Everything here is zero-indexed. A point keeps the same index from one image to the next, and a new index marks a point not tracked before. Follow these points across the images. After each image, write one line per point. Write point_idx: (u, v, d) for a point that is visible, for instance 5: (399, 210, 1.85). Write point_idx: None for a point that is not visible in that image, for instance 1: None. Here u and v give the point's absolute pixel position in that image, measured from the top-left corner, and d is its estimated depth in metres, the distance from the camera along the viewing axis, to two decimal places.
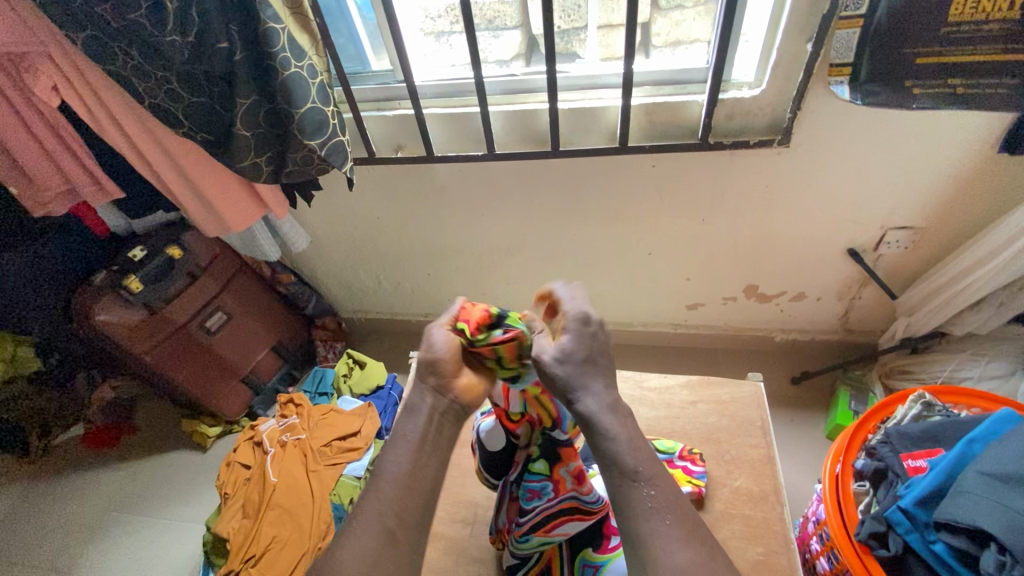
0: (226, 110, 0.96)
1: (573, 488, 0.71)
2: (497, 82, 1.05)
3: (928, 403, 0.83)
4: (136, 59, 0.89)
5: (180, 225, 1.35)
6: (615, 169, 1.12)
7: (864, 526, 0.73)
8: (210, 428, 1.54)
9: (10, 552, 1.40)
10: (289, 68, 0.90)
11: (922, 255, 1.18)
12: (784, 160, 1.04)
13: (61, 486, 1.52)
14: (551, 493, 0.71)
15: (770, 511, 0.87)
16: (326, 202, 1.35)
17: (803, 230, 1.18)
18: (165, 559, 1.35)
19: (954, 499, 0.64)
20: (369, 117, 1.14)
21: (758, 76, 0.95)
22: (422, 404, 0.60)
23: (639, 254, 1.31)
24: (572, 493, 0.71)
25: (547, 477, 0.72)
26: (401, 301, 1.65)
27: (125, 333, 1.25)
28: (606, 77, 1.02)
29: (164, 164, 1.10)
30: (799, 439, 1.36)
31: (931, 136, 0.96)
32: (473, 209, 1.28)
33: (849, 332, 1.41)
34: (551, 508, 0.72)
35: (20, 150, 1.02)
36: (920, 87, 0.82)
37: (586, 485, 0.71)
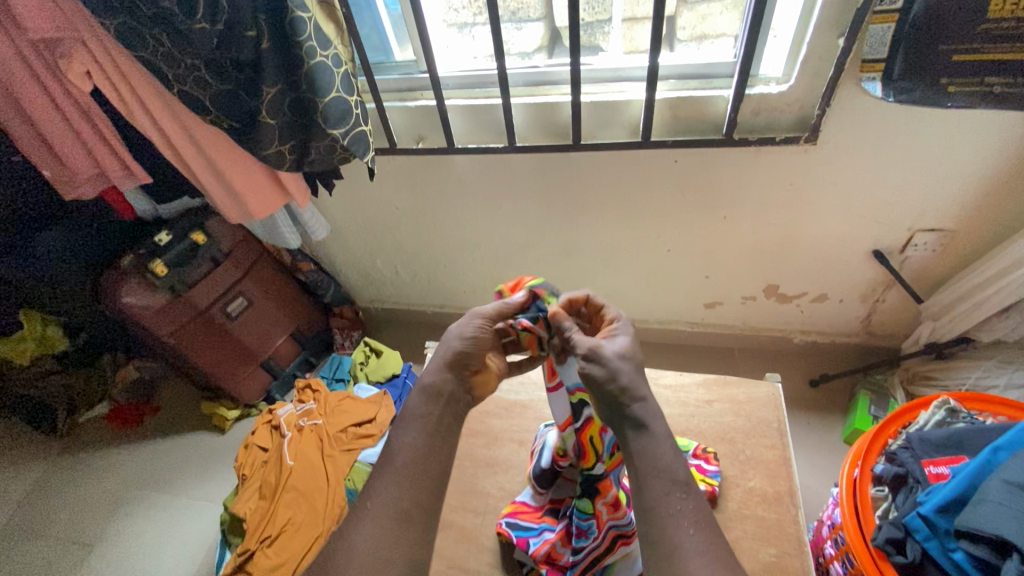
0: (252, 98, 0.97)
1: (610, 516, 0.76)
2: (520, 74, 1.05)
3: (953, 410, 0.81)
4: (165, 46, 0.90)
5: (204, 211, 1.38)
6: (636, 164, 1.12)
7: (881, 532, 0.72)
8: (229, 411, 1.58)
9: (36, 522, 1.45)
10: (314, 57, 0.92)
11: (950, 259, 1.16)
12: (810, 158, 1.02)
13: (86, 462, 1.57)
14: (595, 531, 0.76)
15: (784, 512, 0.87)
16: (347, 192, 1.37)
17: (827, 230, 1.15)
18: (183, 536, 1.39)
19: (976, 507, 0.63)
20: (392, 108, 1.14)
21: (787, 71, 0.93)
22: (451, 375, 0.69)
23: (658, 250, 1.30)
24: (610, 522, 0.76)
25: (592, 517, 0.76)
26: (418, 291, 1.66)
27: (150, 316, 1.28)
28: (629, 70, 1.01)
29: (191, 151, 1.12)
30: (815, 442, 1.34)
31: (965, 137, 0.93)
32: (492, 202, 1.29)
33: (871, 335, 1.38)
34: (595, 545, 0.77)
35: (54, 134, 1.05)
36: (955, 86, 0.79)
37: (622, 511, 0.76)
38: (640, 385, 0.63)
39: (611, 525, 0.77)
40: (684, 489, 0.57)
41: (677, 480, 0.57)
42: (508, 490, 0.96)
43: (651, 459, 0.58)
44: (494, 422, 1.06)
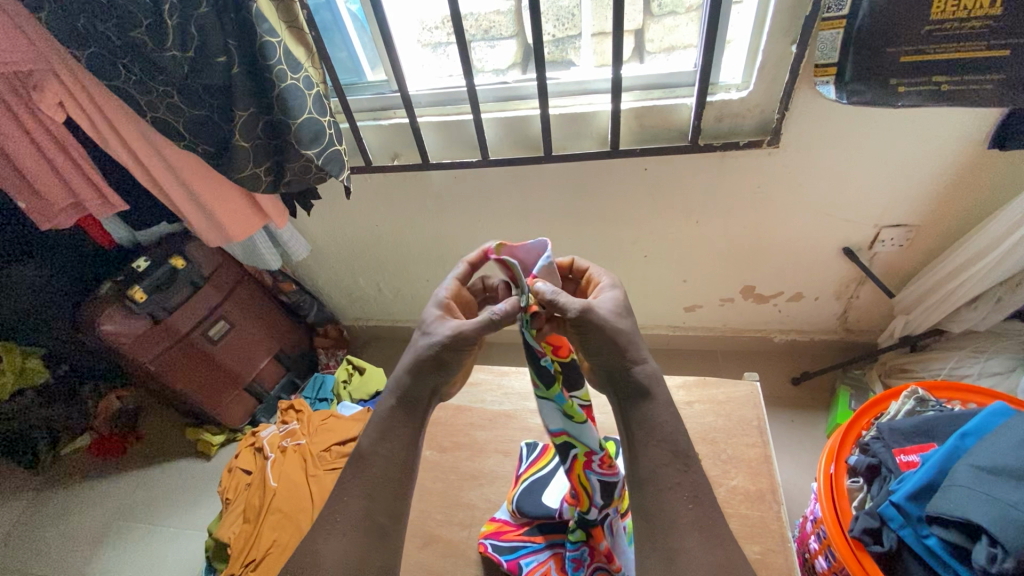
0: (225, 121, 0.99)
1: (604, 561, 0.78)
2: (490, 89, 1.08)
3: (922, 399, 0.83)
4: (137, 74, 0.92)
5: (183, 237, 1.38)
6: (609, 173, 1.14)
7: (858, 522, 0.72)
8: (214, 436, 1.56)
9: (16, 560, 1.41)
10: (285, 80, 0.93)
11: (917, 253, 1.19)
12: (774, 160, 1.05)
13: (69, 496, 1.53)
14: (587, 559, 0.79)
15: (767, 509, 0.87)
16: (326, 212, 1.38)
17: (797, 230, 1.18)
18: (168, 566, 1.36)
19: (945, 493, 0.64)
20: (366, 128, 1.16)
21: (747, 78, 0.96)
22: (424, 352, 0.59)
23: (635, 256, 1.32)
24: (600, 564, 0.79)
25: (586, 544, 0.80)
26: (402, 308, 1.66)
27: (130, 343, 1.26)
28: (595, 83, 1.04)
29: (168, 177, 1.13)
30: (799, 439, 1.35)
31: (921, 134, 0.96)
32: (470, 215, 1.30)
33: (849, 331, 1.41)
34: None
35: (30, 166, 1.06)
36: (904, 85, 0.83)
37: (616, 562, 0.77)
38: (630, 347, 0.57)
39: (602, 566, 0.79)
40: (680, 462, 0.53)
41: (671, 452, 0.53)
42: (493, 501, 0.96)
43: (649, 431, 0.54)
44: (478, 433, 1.07)
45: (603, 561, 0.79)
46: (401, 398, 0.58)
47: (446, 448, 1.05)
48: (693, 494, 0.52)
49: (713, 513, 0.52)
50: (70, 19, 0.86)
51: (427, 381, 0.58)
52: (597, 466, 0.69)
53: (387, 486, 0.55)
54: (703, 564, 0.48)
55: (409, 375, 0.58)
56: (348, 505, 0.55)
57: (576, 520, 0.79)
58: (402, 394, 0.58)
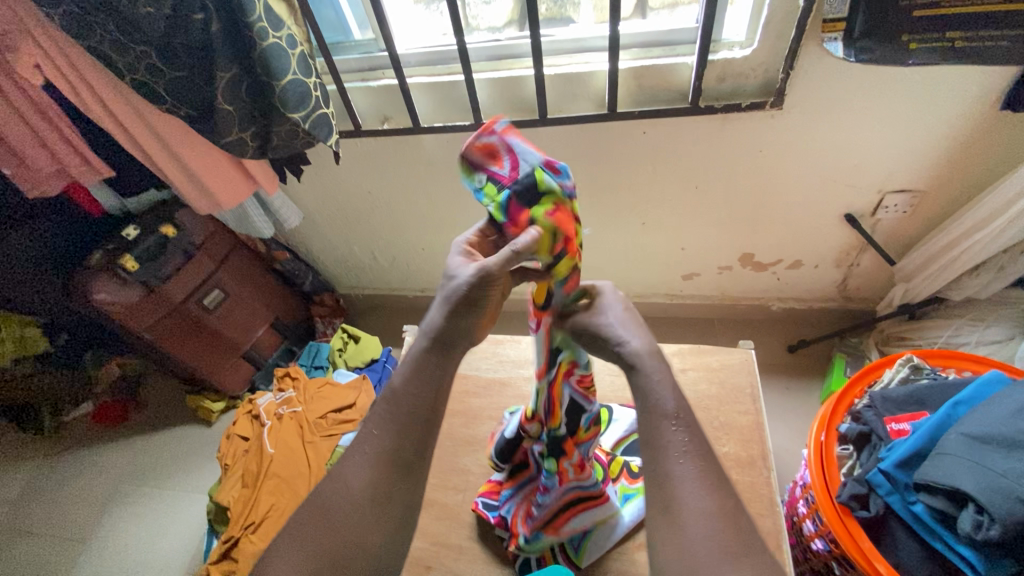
0: (207, 84, 0.96)
1: (574, 477, 0.76)
2: (482, 48, 1.03)
3: (916, 367, 0.82)
4: (112, 33, 0.88)
5: (173, 204, 1.36)
6: (606, 138, 1.11)
7: (846, 488, 0.72)
8: (214, 403, 1.58)
9: (25, 523, 1.45)
10: (267, 39, 0.89)
11: (920, 220, 1.16)
12: (777, 123, 1.01)
13: (75, 461, 1.57)
14: (556, 484, 0.77)
15: (757, 475, 0.89)
16: (317, 178, 1.35)
17: (797, 196, 1.15)
18: (177, 528, 1.40)
19: (935, 461, 0.64)
20: (354, 89, 1.11)
21: (751, 34, 0.91)
22: (459, 274, 0.54)
23: (632, 223, 1.30)
24: (573, 482, 0.76)
25: (557, 473, 0.76)
26: (398, 275, 1.65)
27: (125, 311, 1.26)
28: (593, 40, 0.99)
29: (153, 142, 1.10)
30: (792, 406, 1.36)
31: (932, 95, 0.92)
32: (464, 181, 1.27)
33: (848, 298, 1.40)
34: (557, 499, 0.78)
35: (9, 132, 1.03)
36: (916, 42, 0.78)
37: (586, 472, 0.76)
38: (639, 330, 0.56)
39: (574, 484, 0.77)
40: (679, 420, 0.49)
41: (672, 413, 0.50)
42: (487, 466, 0.97)
43: (646, 395, 0.51)
44: (473, 401, 1.07)
45: (574, 477, 0.76)
46: (435, 340, 0.54)
47: (440, 415, 1.06)
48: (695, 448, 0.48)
49: (714, 471, 0.48)
50: None
51: (462, 324, 0.54)
52: (575, 380, 0.68)
53: (377, 458, 0.55)
54: (704, 515, 0.45)
55: (442, 316, 0.54)
56: (338, 479, 0.55)
57: (546, 446, 0.75)
58: (437, 337, 0.54)
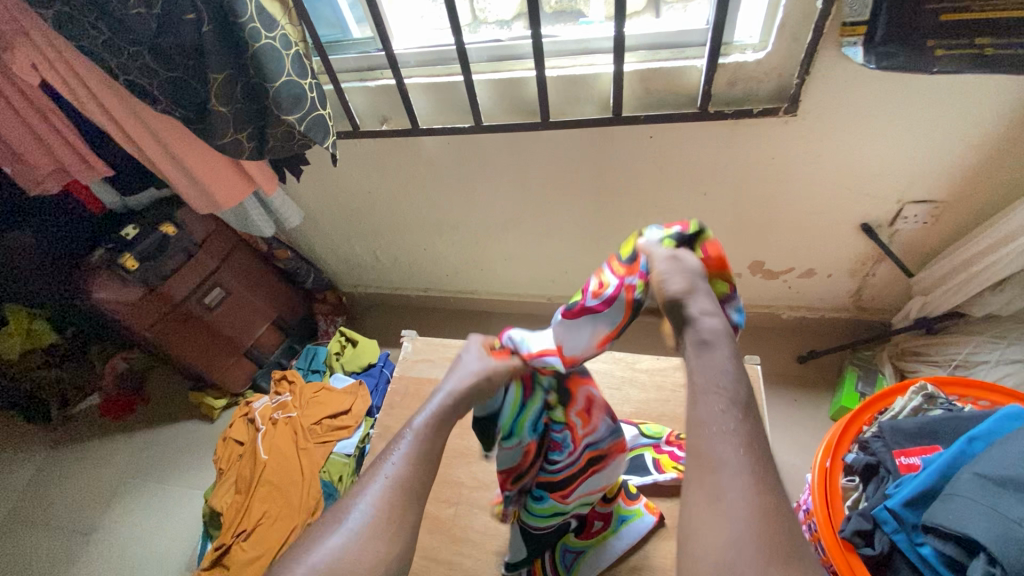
0: (201, 85, 0.93)
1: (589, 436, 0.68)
2: (482, 48, 0.98)
3: (930, 396, 0.78)
4: (105, 33, 0.86)
5: (174, 202, 1.35)
6: (610, 142, 1.06)
7: (849, 523, 0.69)
8: (217, 401, 1.58)
9: (32, 513, 1.48)
10: (260, 39, 0.87)
11: (941, 232, 1.10)
12: (791, 129, 0.96)
13: (81, 453, 1.59)
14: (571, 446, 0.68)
15: None
16: (317, 178, 1.33)
17: (811, 204, 1.10)
18: (178, 524, 1.41)
19: (945, 503, 0.60)
20: (352, 89, 1.09)
21: (765, 37, 0.85)
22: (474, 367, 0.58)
23: (638, 228, 1.26)
24: (586, 442, 0.68)
25: (568, 431, 0.67)
26: (400, 275, 1.63)
27: (126, 310, 1.27)
28: (597, 41, 0.93)
29: (151, 143, 1.08)
30: (800, 419, 1.32)
31: (960, 102, 0.86)
32: (464, 184, 1.24)
33: (862, 309, 1.34)
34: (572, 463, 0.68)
35: (9, 131, 1.03)
36: (942, 48, 0.73)
37: (600, 428, 0.68)
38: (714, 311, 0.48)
39: (587, 445, 0.68)
40: (745, 410, 0.42)
41: (738, 399, 0.42)
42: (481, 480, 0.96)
43: (709, 374, 0.43)
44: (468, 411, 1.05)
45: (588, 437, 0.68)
46: (440, 424, 0.54)
47: None
48: (753, 441, 0.40)
49: (771, 474, 0.40)
50: None
51: (466, 409, 0.57)
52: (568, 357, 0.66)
53: None
54: None
55: (451, 399, 0.55)
56: None
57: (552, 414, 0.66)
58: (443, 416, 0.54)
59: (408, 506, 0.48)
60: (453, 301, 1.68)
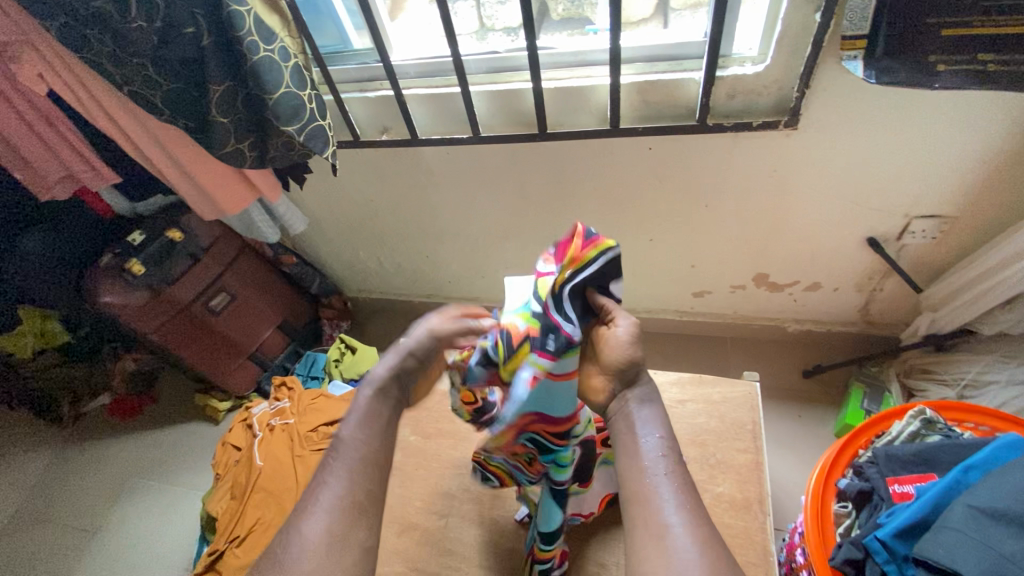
0: (202, 95, 0.94)
1: None
2: (480, 60, 0.97)
3: (929, 421, 0.74)
4: (108, 46, 0.88)
5: (181, 209, 1.38)
6: (609, 153, 1.06)
7: (841, 550, 0.68)
8: (222, 402, 1.61)
9: (42, 509, 1.52)
10: (257, 52, 0.87)
11: (951, 248, 1.07)
12: (792, 142, 0.94)
13: (91, 451, 1.63)
14: None
15: (751, 520, 0.84)
16: (320, 186, 1.34)
17: (815, 218, 1.08)
18: (181, 523, 1.44)
19: (936, 535, 0.58)
20: (352, 100, 1.09)
21: (765, 49, 0.83)
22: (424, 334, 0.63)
23: (639, 239, 1.24)
24: None
25: None
26: (403, 281, 1.64)
27: (133, 313, 1.29)
28: (594, 53, 0.92)
29: (156, 151, 1.11)
30: (804, 435, 1.29)
31: (967, 118, 0.84)
32: (464, 193, 1.25)
33: (870, 324, 1.31)
34: None
35: (18, 138, 1.06)
36: (945, 63, 0.70)
37: None
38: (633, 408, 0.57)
39: None
40: (674, 464, 0.51)
41: (666, 453, 0.52)
42: (473, 492, 0.95)
43: (639, 434, 0.53)
44: (463, 421, 1.05)
45: None
46: (379, 394, 0.60)
47: (429, 435, 1.04)
48: (683, 490, 0.49)
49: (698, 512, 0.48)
50: None
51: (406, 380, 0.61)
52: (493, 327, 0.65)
53: None
54: None
55: (389, 370, 0.61)
56: None
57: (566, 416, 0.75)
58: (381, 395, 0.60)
59: (355, 528, 0.51)
60: None
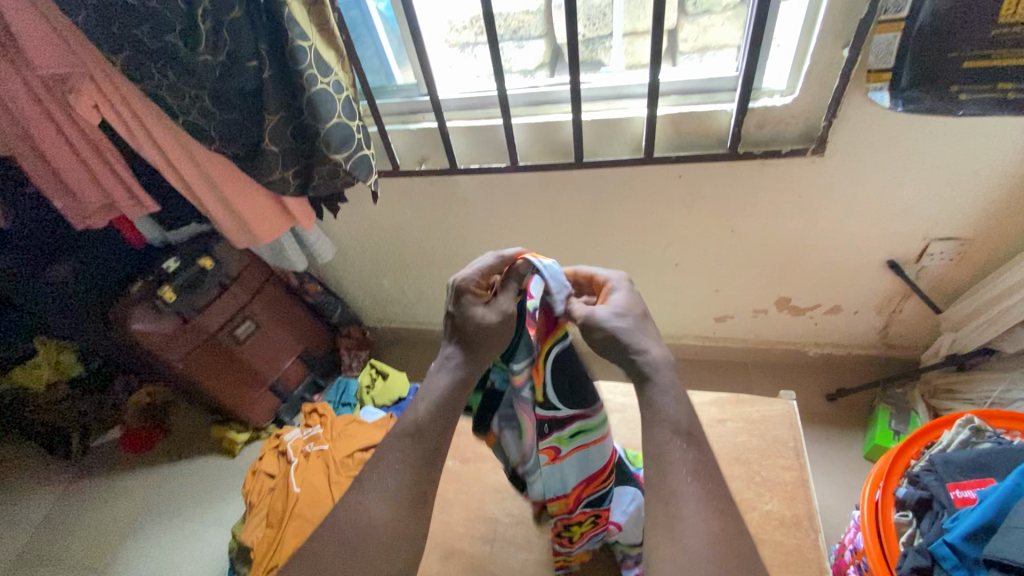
0: (256, 126, 0.99)
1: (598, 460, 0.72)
2: (521, 94, 1.05)
3: (978, 429, 0.77)
4: (170, 78, 0.92)
5: (212, 237, 1.39)
6: (640, 181, 1.11)
7: (906, 560, 0.69)
8: (239, 434, 1.58)
9: (44, 550, 1.45)
10: (315, 85, 0.92)
11: (967, 269, 1.12)
12: (817, 169, 1.00)
13: (97, 488, 1.57)
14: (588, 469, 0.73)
15: (803, 537, 0.84)
16: (351, 214, 1.37)
17: (835, 242, 1.13)
18: (193, 561, 1.38)
19: (1004, 535, 0.59)
20: (394, 131, 1.14)
21: (792, 83, 0.91)
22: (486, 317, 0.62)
23: (665, 264, 1.28)
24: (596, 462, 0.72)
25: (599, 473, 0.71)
26: (426, 310, 1.66)
27: (161, 341, 1.28)
28: (632, 88, 1.01)
29: (199, 180, 1.13)
30: (834, 458, 1.30)
31: (981, 144, 0.90)
32: (495, 221, 1.28)
33: (889, 346, 1.35)
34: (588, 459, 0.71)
35: (66, 167, 1.08)
36: (967, 93, 0.78)
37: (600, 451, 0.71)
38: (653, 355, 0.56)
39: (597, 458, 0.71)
40: (687, 437, 0.51)
41: (679, 429, 0.51)
42: (517, 516, 0.94)
43: (653, 408, 0.53)
44: None
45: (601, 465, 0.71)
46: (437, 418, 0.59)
47: (468, 459, 1.03)
48: (699, 466, 0.49)
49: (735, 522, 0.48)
50: (105, 25, 0.86)
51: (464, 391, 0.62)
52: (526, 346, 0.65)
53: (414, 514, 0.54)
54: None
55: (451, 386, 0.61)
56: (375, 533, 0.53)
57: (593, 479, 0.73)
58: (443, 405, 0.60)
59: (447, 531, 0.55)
60: None
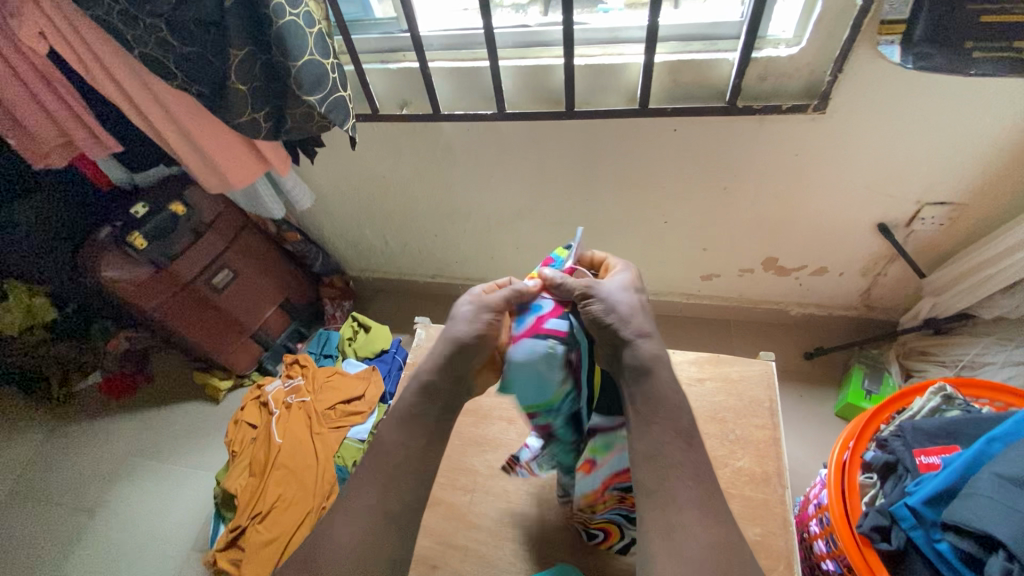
0: (220, 60, 0.91)
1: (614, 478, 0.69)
2: (510, 34, 0.97)
3: (949, 396, 0.79)
4: (121, 3, 0.83)
5: (182, 181, 1.32)
6: (633, 134, 1.06)
7: (867, 519, 0.71)
8: (222, 381, 1.58)
9: (31, 490, 1.47)
10: (284, 17, 0.84)
11: (956, 234, 1.11)
12: (817, 127, 0.96)
13: (81, 431, 1.58)
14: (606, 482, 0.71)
15: (771, 492, 0.87)
16: (330, 161, 1.31)
17: (828, 203, 1.10)
18: (181, 502, 1.42)
19: (964, 500, 0.61)
20: (373, 71, 1.07)
21: (799, 32, 0.85)
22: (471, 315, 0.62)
23: (655, 221, 1.25)
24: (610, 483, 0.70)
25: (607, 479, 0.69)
26: (410, 261, 1.63)
27: (134, 289, 1.24)
28: (629, 31, 0.93)
29: (163, 118, 1.06)
30: (806, 415, 1.34)
31: (987, 106, 0.87)
32: (481, 172, 1.23)
33: (870, 308, 1.36)
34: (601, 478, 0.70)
35: (16, 103, 0.99)
36: (980, 49, 0.74)
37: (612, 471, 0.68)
38: (644, 323, 0.61)
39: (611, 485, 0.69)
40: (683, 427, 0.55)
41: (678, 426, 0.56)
42: (496, 468, 0.96)
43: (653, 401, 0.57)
44: (483, 400, 1.05)
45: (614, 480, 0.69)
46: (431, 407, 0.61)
47: None
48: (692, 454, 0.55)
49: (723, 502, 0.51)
50: None
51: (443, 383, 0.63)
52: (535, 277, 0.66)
53: None
54: None
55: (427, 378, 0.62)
56: None
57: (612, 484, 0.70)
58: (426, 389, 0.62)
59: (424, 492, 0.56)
60: (462, 289, 1.68)
